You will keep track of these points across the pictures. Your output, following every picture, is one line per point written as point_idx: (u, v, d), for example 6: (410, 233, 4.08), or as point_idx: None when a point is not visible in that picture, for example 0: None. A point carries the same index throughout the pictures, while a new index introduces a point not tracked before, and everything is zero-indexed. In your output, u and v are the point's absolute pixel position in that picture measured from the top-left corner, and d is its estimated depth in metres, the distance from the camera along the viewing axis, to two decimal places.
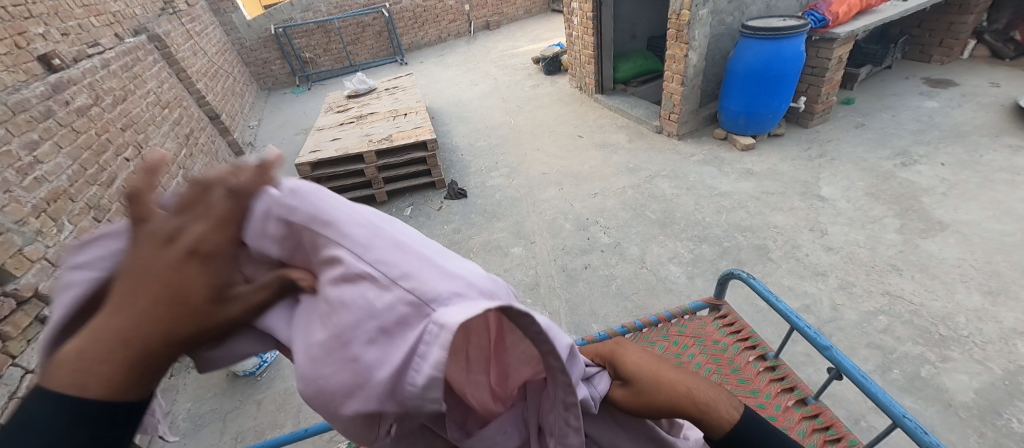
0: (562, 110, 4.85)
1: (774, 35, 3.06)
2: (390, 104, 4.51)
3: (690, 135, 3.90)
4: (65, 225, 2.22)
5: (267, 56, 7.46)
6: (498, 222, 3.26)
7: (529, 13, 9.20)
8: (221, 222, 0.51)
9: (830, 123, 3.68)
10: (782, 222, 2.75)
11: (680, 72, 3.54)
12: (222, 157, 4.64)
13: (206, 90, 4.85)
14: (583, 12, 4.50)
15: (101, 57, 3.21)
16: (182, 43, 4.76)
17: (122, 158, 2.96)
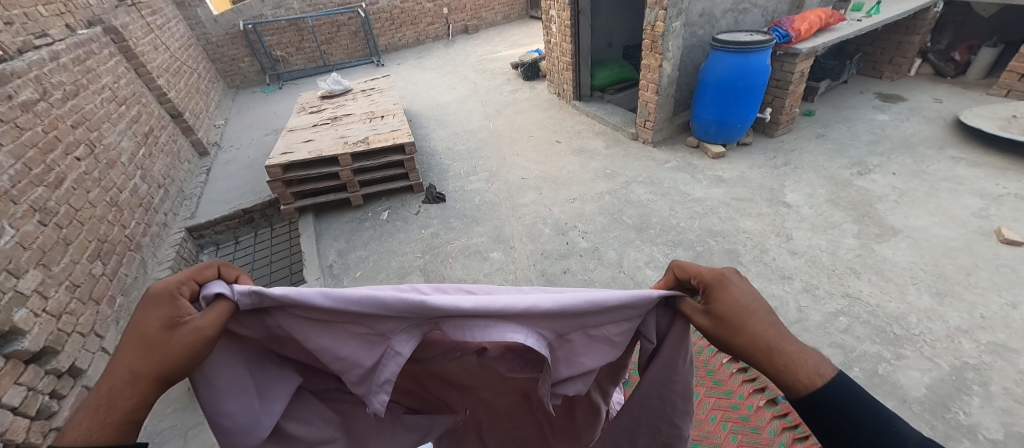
0: (540, 115, 4.90)
1: (742, 48, 3.20)
2: (366, 106, 4.42)
3: (664, 142, 4.02)
4: (5, 229, 2.05)
5: (235, 53, 7.17)
6: (477, 227, 3.24)
7: (507, 18, 9.25)
8: (160, 302, 0.77)
9: (793, 133, 3.88)
10: (752, 227, 2.87)
11: (655, 81, 3.64)
12: (185, 157, 4.41)
13: (168, 86, 4.61)
14: (561, 20, 4.56)
15: (50, 49, 3.00)
16: (142, 36, 4.51)
17: (73, 157, 2.76)
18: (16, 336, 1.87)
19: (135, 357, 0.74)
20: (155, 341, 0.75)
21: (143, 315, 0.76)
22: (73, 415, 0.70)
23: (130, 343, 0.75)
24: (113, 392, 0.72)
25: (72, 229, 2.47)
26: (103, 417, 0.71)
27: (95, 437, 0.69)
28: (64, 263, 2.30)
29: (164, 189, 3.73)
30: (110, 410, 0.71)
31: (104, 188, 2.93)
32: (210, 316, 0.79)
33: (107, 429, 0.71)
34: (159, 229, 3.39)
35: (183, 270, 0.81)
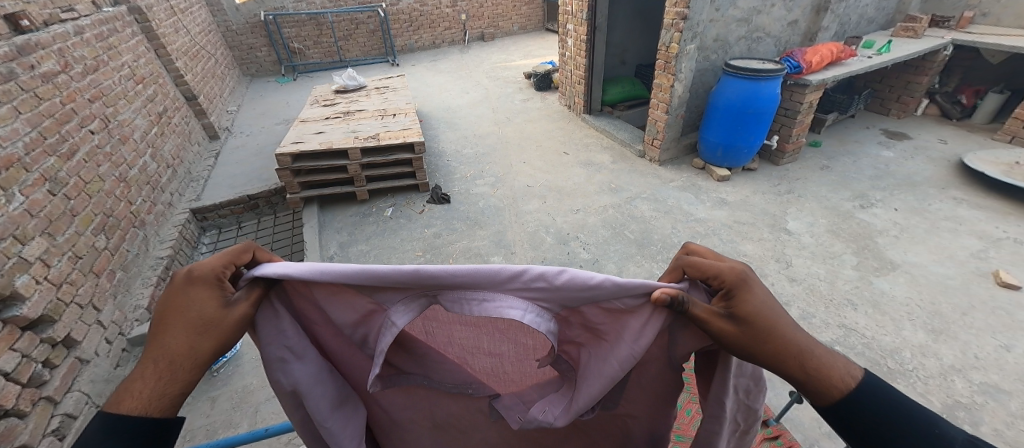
0: (549, 126, 4.95)
1: (754, 75, 3.25)
2: (378, 103, 4.48)
3: (670, 161, 4.06)
4: (15, 196, 2.07)
5: (253, 42, 7.26)
6: (479, 230, 3.26)
7: (524, 29, 9.39)
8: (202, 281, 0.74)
9: (798, 163, 3.92)
10: (752, 251, 2.89)
11: (666, 101, 3.70)
12: (195, 139, 4.45)
13: (185, 69, 4.67)
14: (578, 34, 4.64)
15: (75, 24, 3.05)
16: (164, 18, 4.58)
17: (87, 130, 2.79)
18: (16, 301, 1.88)
19: (186, 333, 0.71)
20: (211, 319, 0.73)
21: (183, 294, 0.73)
22: (133, 384, 0.67)
23: (177, 326, 0.71)
24: (173, 368, 0.70)
25: (80, 201, 2.49)
26: (162, 389, 0.69)
27: (154, 406, 0.68)
28: (69, 234, 2.32)
29: (173, 169, 3.76)
30: (164, 383, 0.69)
31: (115, 162, 2.95)
32: (253, 295, 0.79)
33: (162, 400, 0.69)
34: (164, 208, 3.40)
35: (223, 253, 0.77)
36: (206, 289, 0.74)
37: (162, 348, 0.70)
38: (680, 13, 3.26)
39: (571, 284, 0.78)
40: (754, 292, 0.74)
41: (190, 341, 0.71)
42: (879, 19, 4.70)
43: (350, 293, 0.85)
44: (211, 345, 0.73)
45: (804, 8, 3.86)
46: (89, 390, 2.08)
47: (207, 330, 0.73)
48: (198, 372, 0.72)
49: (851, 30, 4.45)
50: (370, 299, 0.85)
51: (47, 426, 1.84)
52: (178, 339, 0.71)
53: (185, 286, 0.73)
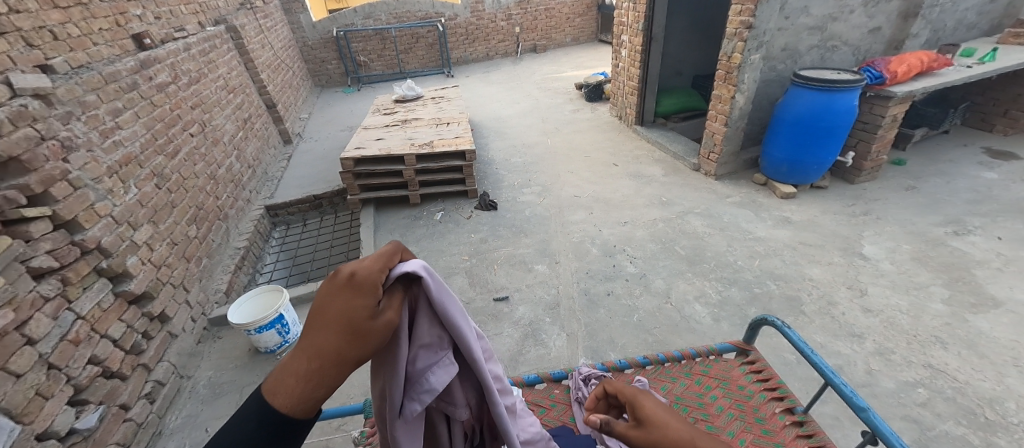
0: (599, 136, 4.90)
1: (827, 86, 3.02)
2: (434, 112, 4.69)
3: (728, 176, 3.86)
4: (131, 188, 2.40)
5: (325, 56, 7.91)
6: (525, 238, 3.29)
7: (576, 40, 9.42)
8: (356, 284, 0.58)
9: (878, 182, 3.56)
10: (819, 276, 2.66)
11: (725, 113, 3.54)
12: (272, 143, 4.91)
13: (268, 80, 5.19)
14: (633, 45, 4.58)
15: (185, 41, 3.51)
16: (254, 35, 5.13)
17: (188, 133, 3.19)
18: (126, 278, 2.17)
19: (337, 334, 0.55)
20: (360, 323, 0.56)
21: (334, 287, 0.57)
22: (284, 379, 0.54)
23: (327, 324, 0.55)
24: (317, 374, 0.53)
25: (179, 194, 2.84)
26: (310, 395, 0.54)
27: (292, 414, 0.53)
28: (169, 223, 2.65)
29: (252, 169, 4.17)
30: (314, 390, 0.54)
31: (207, 162, 3.34)
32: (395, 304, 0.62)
33: (299, 409, 0.53)
34: (244, 204, 3.78)
35: (378, 256, 0.63)
36: (361, 292, 0.57)
37: (310, 346, 0.54)
38: (745, 22, 3.12)
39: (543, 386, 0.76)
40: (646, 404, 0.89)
41: (337, 350, 0.54)
42: (982, 25, 4.19)
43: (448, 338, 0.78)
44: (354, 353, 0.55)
45: (888, 14, 3.54)
46: (175, 361, 2.35)
47: (358, 336, 0.56)
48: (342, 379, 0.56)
49: (946, 37, 4.01)
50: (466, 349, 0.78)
51: (142, 389, 2.11)
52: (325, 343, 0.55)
53: (341, 281, 0.58)
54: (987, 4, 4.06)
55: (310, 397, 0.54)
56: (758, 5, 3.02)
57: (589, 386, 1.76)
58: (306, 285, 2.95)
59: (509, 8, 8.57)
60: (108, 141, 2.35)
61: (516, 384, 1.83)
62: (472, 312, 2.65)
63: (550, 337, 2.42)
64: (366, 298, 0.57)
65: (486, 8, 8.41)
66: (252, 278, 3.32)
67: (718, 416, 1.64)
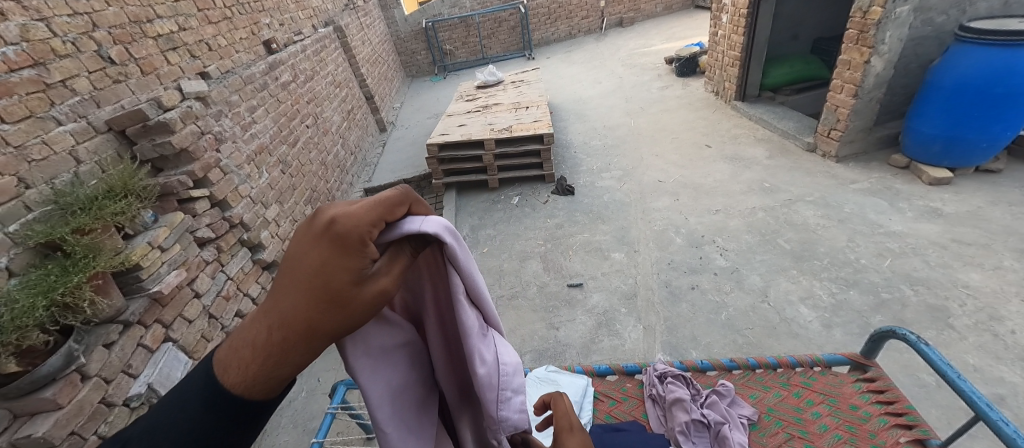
0: (691, 115, 4.47)
1: (1014, 41, 2.36)
2: (514, 96, 4.71)
3: (854, 158, 3.24)
4: (263, 173, 2.85)
5: (415, 47, 8.39)
6: (602, 224, 3.17)
7: (668, 9, 8.63)
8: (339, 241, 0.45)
9: None
10: (978, 282, 2.13)
11: (855, 81, 2.95)
12: (370, 131, 5.41)
13: (366, 74, 5.68)
14: (737, 8, 4.04)
15: (301, 43, 4.00)
16: (355, 33, 5.64)
17: (304, 125, 3.66)
18: (260, 248, 2.60)
19: (305, 295, 0.44)
20: (339, 289, 0.45)
21: (313, 239, 0.46)
22: (239, 350, 0.46)
23: (298, 281, 0.45)
24: (283, 347, 0.45)
25: (297, 179, 3.29)
26: (264, 374, 0.45)
27: (254, 392, 0.46)
28: (290, 203, 3.09)
29: (354, 156, 4.65)
30: (270, 370, 0.45)
31: (319, 150, 3.80)
32: (394, 267, 0.52)
33: (264, 385, 0.46)
34: (347, 187, 4.25)
35: (379, 202, 0.50)
36: (342, 251, 0.45)
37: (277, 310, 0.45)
38: None
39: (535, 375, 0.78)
40: None
41: (305, 317, 0.45)
42: None
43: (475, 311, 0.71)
44: (327, 326, 0.46)
45: None
46: None
47: (334, 302, 0.45)
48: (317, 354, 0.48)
49: None
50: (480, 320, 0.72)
51: None
52: (287, 304, 0.45)
53: (322, 224, 0.46)
54: None
55: (274, 377, 0.46)
56: None
57: (664, 384, 1.65)
58: None
59: None
60: (247, 133, 2.80)
61: (586, 373, 1.81)
62: (545, 296, 2.66)
63: (624, 328, 2.32)
64: (348, 259, 0.46)
65: None
66: None
67: (820, 435, 1.43)
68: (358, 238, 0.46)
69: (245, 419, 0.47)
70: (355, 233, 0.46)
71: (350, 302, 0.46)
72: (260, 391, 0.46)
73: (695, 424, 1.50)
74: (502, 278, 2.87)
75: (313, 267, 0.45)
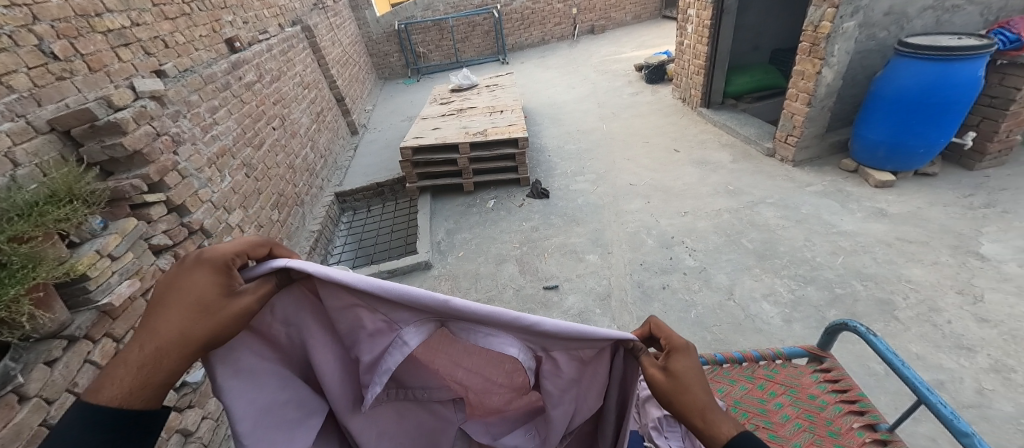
0: (660, 121, 4.63)
1: (943, 55, 2.56)
2: (488, 100, 4.72)
3: (809, 162, 3.45)
4: (225, 177, 2.72)
5: (388, 49, 8.27)
6: (577, 227, 3.22)
7: (637, 18, 8.91)
8: (209, 268, 0.82)
9: (1007, 167, 2.97)
10: (920, 276, 2.31)
11: (808, 90, 3.14)
12: (341, 134, 5.27)
13: (337, 75, 5.54)
14: (701, 20, 4.22)
15: (267, 43, 3.86)
16: (325, 33, 5.50)
17: (271, 127, 3.53)
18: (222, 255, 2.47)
19: (185, 313, 0.78)
20: (207, 303, 0.79)
21: (184, 274, 0.80)
22: (114, 370, 0.73)
23: (174, 305, 0.78)
24: (158, 351, 0.76)
25: (263, 183, 3.16)
26: (147, 375, 0.75)
27: (136, 389, 0.75)
28: (256, 208, 2.97)
29: (324, 159, 4.52)
30: (154, 367, 0.75)
31: (287, 153, 3.67)
32: (257, 289, 0.86)
33: (145, 383, 0.75)
34: (317, 191, 4.13)
35: (237, 244, 0.86)
36: (209, 279, 0.81)
37: (155, 328, 0.77)
38: None
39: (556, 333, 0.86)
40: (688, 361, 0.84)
41: (187, 326, 0.77)
42: None
43: (365, 307, 0.92)
44: (201, 330, 0.78)
45: None
46: None
47: (205, 312, 0.79)
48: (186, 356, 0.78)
49: None
50: (386, 317, 0.92)
51: None
52: (172, 321, 0.77)
53: (192, 265, 0.82)
54: None
55: (146, 377, 0.75)
56: None
57: None
58: (369, 267, 3.16)
59: None
60: (207, 135, 2.67)
61: None
62: (522, 299, 2.67)
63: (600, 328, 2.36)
64: (209, 282, 0.81)
65: None
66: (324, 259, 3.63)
67: (783, 425, 1.49)
68: (217, 265, 0.82)
69: (134, 412, 0.75)
70: (213, 261, 0.82)
71: (216, 313, 0.80)
72: (133, 391, 0.74)
73: (667, 420, 1.50)
74: (478, 282, 2.86)
75: (188, 293, 0.79)
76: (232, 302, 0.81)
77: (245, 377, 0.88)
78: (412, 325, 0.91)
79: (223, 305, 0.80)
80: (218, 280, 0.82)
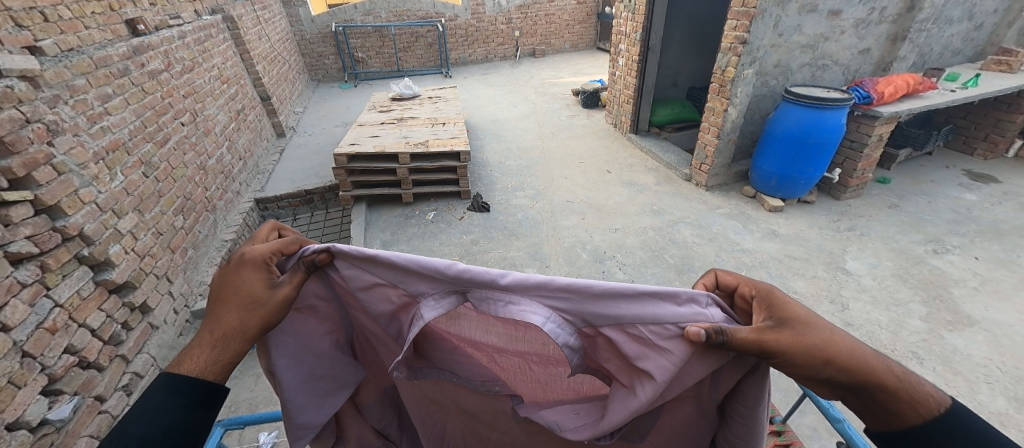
0: (594, 143, 4.95)
1: (817, 103, 3.08)
2: (430, 112, 4.68)
3: (718, 187, 3.92)
4: (117, 175, 2.35)
5: (322, 50, 7.84)
6: (517, 241, 3.29)
7: (575, 47, 9.50)
8: (254, 263, 0.92)
9: (863, 199, 3.64)
10: (803, 288, 2.71)
11: (717, 125, 3.59)
12: (265, 135, 4.85)
13: (263, 72, 5.12)
14: (630, 54, 4.63)
15: (179, 29, 3.46)
16: (251, 26, 5.07)
17: (179, 122, 3.14)
18: (107, 267, 2.12)
19: (243, 308, 0.88)
20: (257, 297, 0.89)
21: (238, 270, 0.91)
22: (192, 349, 0.83)
23: (233, 298, 0.88)
24: (225, 338, 0.85)
25: (166, 184, 2.79)
26: (215, 357, 0.84)
27: (205, 372, 0.83)
28: (155, 212, 2.60)
29: (243, 161, 4.11)
30: (217, 351, 0.84)
31: (197, 152, 3.29)
32: (295, 278, 0.94)
33: (214, 367, 0.84)
34: (233, 196, 3.74)
35: (271, 244, 0.96)
36: (257, 273, 0.91)
37: (216, 321, 0.86)
38: (739, 37, 3.18)
39: (592, 298, 0.85)
40: (787, 301, 0.80)
41: (244, 317, 0.87)
42: (967, 51, 4.32)
43: (386, 284, 0.98)
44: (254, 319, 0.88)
45: (878, 37, 3.64)
46: (155, 353, 2.31)
47: (254, 307, 0.88)
48: (247, 345, 0.87)
49: (932, 61, 4.12)
50: (406, 291, 0.97)
51: (119, 381, 2.07)
52: (233, 314, 0.86)
53: (238, 265, 0.91)
54: (972, 31, 4.18)
55: (215, 360, 0.84)
56: (753, 22, 3.08)
57: None
58: None
59: (509, 12, 8.61)
60: (95, 126, 2.30)
61: None
62: None
63: None
64: (259, 274, 0.92)
65: (487, 11, 8.43)
66: None
67: None
68: (263, 261, 0.93)
69: (206, 396, 0.83)
70: (259, 258, 0.93)
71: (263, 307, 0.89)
72: (207, 375, 0.83)
73: None
74: None
75: (240, 289, 0.89)
76: (280, 292, 0.91)
77: (292, 357, 0.99)
78: (433, 297, 0.93)
79: (274, 295, 0.90)
80: (266, 273, 0.92)
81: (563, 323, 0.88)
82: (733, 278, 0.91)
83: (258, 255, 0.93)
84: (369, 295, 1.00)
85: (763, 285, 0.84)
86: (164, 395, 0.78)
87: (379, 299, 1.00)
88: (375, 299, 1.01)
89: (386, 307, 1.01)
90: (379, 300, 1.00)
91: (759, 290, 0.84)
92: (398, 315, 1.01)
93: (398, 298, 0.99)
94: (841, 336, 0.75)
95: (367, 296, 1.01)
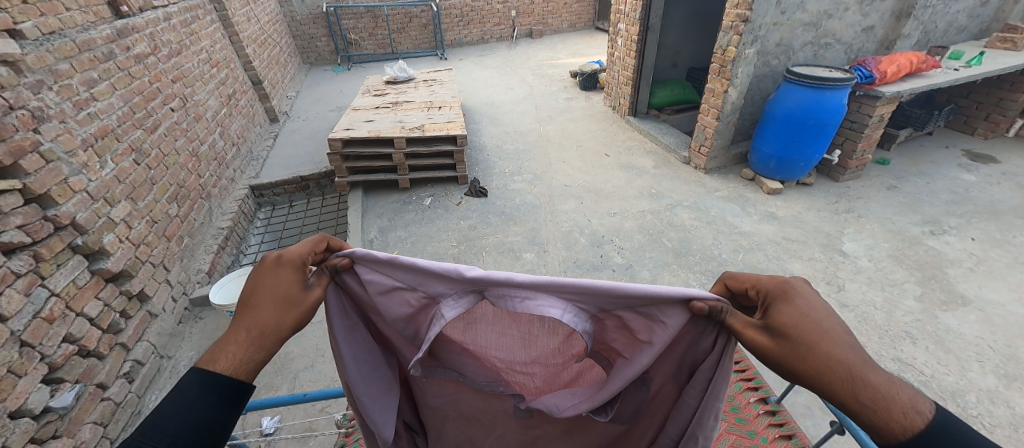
0: (592, 126, 4.89)
1: (819, 84, 3.03)
2: (426, 95, 4.60)
3: (717, 170, 3.89)
4: (107, 163, 2.31)
5: (314, 32, 7.65)
6: (514, 226, 3.28)
7: (572, 27, 9.30)
8: (290, 265, 0.88)
9: (861, 180, 3.63)
10: (799, 271, 2.72)
11: (717, 107, 3.54)
12: (258, 121, 4.77)
13: (253, 55, 5.00)
14: (629, 34, 4.53)
15: (164, 11, 3.35)
16: (239, 7, 4.93)
17: (168, 107, 3.08)
18: (101, 256, 2.10)
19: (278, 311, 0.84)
20: (293, 296, 0.86)
21: (272, 270, 0.87)
22: (225, 346, 0.77)
23: (268, 298, 0.83)
24: (260, 337, 0.80)
25: (159, 171, 2.75)
26: (250, 355, 0.78)
27: (237, 371, 0.77)
28: (148, 200, 2.57)
29: (237, 147, 4.05)
30: (252, 350, 0.79)
31: (189, 138, 3.23)
32: (322, 280, 0.93)
33: (245, 367, 0.78)
34: (227, 183, 3.69)
35: (307, 243, 0.93)
36: (291, 275, 0.87)
37: (249, 318, 0.81)
38: (741, 15, 3.10)
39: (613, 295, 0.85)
40: (787, 307, 0.73)
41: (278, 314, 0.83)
42: (971, 28, 4.24)
43: (405, 288, 0.97)
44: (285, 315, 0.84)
45: (882, 14, 3.56)
46: (155, 341, 2.33)
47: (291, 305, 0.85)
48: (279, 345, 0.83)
49: (936, 39, 4.05)
50: (425, 294, 0.96)
51: (120, 369, 2.09)
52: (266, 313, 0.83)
53: (275, 266, 0.87)
54: (978, 8, 4.10)
55: (244, 359, 0.78)
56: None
57: None
58: None
59: None
60: (82, 113, 2.24)
61: None
62: None
63: None
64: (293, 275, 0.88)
65: None
66: (236, 258, 3.28)
67: None
68: (298, 262, 0.90)
69: (237, 396, 0.76)
70: (294, 260, 0.89)
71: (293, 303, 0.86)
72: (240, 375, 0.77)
73: None
74: None
75: (274, 288, 0.85)
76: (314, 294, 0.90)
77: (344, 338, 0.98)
78: (450, 297, 0.94)
79: (308, 297, 0.88)
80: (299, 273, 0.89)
81: (578, 312, 0.89)
82: (743, 278, 0.84)
83: (296, 256, 0.90)
84: (388, 300, 0.98)
85: (774, 284, 0.77)
86: (198, 393, 0.72)
87: (398, 303, 0.99)
88: (394, 304, 0.99)
89: (405, 310, 1.00)
90: (397, 305, 0.99)
91: (762, 284, 0.79)
92: (415, 318, 1.01)
93: (416, 302, 0.98)
94: (820, 354, 0.67)
95: (384, 301, 0.99)
